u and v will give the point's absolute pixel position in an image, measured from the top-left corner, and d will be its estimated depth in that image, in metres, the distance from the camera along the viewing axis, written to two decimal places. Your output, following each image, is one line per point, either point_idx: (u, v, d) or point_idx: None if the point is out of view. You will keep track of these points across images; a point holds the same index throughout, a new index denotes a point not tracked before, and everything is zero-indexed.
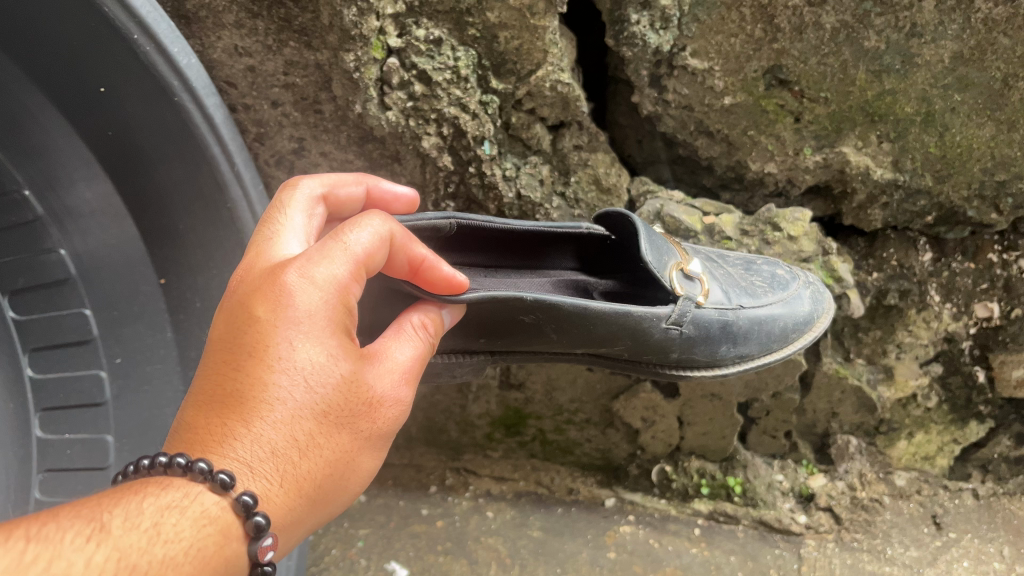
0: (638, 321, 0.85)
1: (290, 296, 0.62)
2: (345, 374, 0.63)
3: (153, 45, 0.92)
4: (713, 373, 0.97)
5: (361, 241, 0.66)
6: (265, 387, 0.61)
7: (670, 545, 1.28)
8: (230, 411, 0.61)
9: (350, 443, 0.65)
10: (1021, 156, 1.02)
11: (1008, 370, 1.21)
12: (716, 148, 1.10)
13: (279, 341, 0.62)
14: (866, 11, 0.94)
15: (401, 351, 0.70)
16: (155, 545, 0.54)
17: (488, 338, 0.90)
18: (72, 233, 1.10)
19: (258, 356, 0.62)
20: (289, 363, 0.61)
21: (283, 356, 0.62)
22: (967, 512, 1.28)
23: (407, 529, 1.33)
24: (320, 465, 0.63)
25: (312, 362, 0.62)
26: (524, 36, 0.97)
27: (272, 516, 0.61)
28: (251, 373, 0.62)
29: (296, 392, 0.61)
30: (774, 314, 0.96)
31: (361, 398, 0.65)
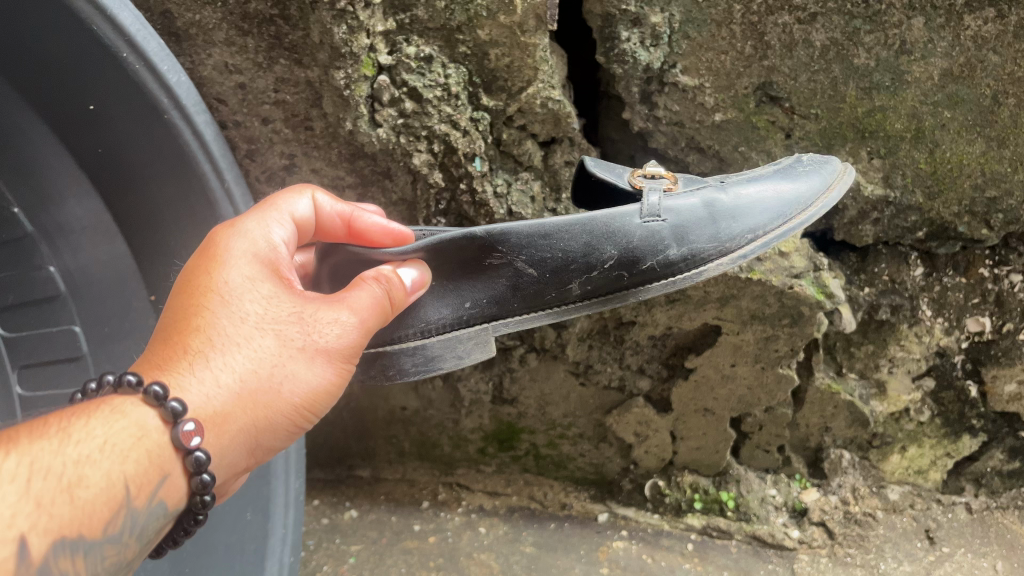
0: (605, 223, 0.83)
1: (215, 243, 0.75)
2: (260, 293, 0.72)
3: (143, 63, 0.92)
4: (734, 259, 0.86)
5: (299, 207, 0.82)
6: (191, 311, 0.71)
7: (663, 560, 1.27)
8: (166, 335, 0.71)
9: (279, 349, 0.71)
10: (1011, 172, 1.02)
11: (1000, 385, 1.23)
12: (707, 164, 1.09)
13: (203, 275, 0.73)
14: (855, 29, 0.95)
15: (353, 292, 0.75)
16: (65, 446, 0.61)
17: (473, 301, 0.88)
18: (62, 250, 1.09)
19: (199, 291, 0.72)
20: (220, 288, 0.72)
21: (217, 284, 0.72)
22: (960, 527, 1.28)
23: (400, 545, 1.33)
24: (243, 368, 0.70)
25: (241, 284, 0.72)
26: (514, 53, 0.97)
27: (197, 413, 0.68)
28: (183, 305, 0.72)
29: (222, 309, 0.71)
30: (773, 188, 0.88)
31: (282, 312, 0.72)
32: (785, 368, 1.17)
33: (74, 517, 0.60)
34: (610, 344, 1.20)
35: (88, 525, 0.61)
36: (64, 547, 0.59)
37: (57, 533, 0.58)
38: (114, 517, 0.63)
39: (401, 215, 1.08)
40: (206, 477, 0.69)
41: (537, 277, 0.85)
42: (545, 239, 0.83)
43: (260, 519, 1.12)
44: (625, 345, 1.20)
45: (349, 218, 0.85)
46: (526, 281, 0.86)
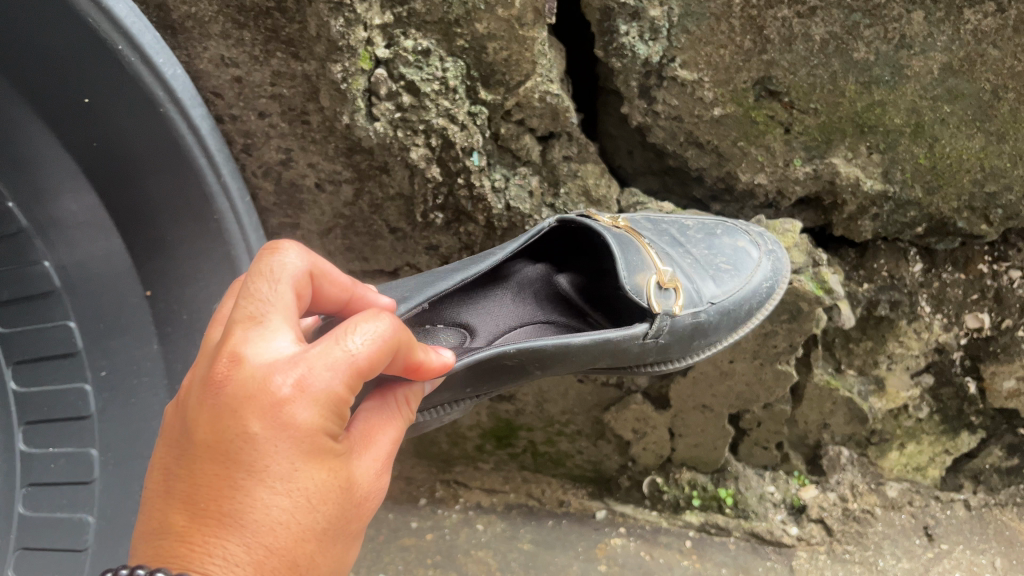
0: (619, 342, 0.85)
1: (286, 409, 0.56)
2: (334, 485, 0.59)
3: (139, 56, 0.92)
4: (686, 364, 0.98)
5: (354, 346, 0.57)
6: (255, 501, 0.55)
7: (661, 557, 1.29)
8: (213, 519, 0.55)
9: (327, 541, 0.60)
10: (1010, 167, 1.02)
11: (999, 381, 1.22)
12: (705, 159, 1.09)
13: (276, 456, 0.56)
14: (855, 23, 0.95)
15: (377, 436, 0.66)
16: None
17: (474, 385, 0.87)
18: (58, 244, 1.09)
19: (248, 466, 0.56)
20: (262, 468, 0.56)
21: (272, 471, 0.56)
22: (959, 523, 1.28)
23: (397, 542, 1.33)
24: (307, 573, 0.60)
25: (299, 474, 0.57)
26: (512, 47, 0.97)
27: None
28: (240, 484, 0.56)
29: (274, 505, 0.56)
30: (740, 299, 0.96)
31: (352, 500, 0.62)
32: (784, 364, 1.16)
33: None
34: None
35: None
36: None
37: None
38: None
39: (399, 209, 1.08)
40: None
41: (532, 373, 0.88)
42: (565, 354, 0.84)
43: None
44: None
45: (421, 363, 0.67)
46: (522, 373, 0.88)
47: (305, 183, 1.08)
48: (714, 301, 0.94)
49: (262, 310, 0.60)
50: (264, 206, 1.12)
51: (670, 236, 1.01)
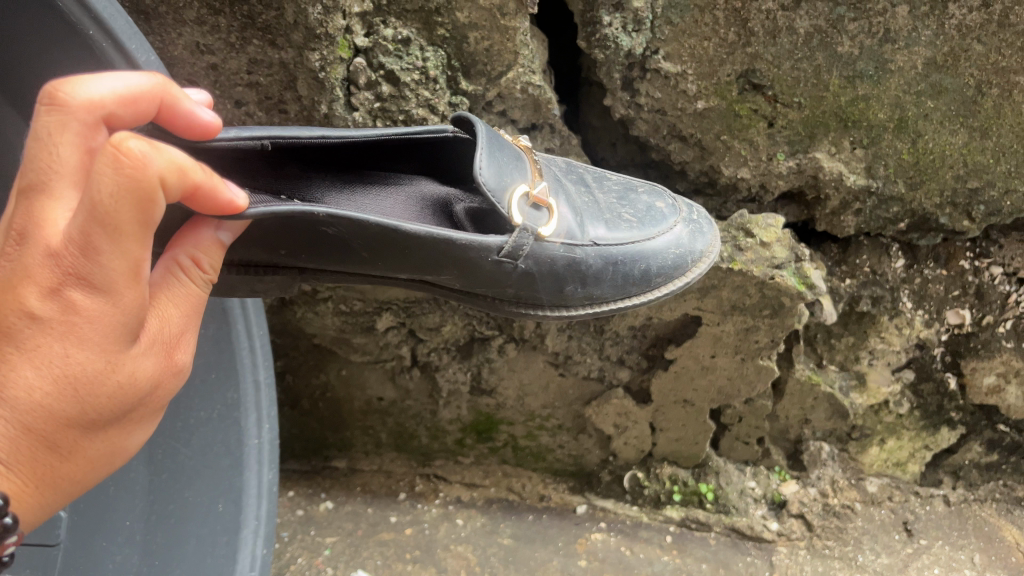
0: (464, 249, 0.72)
1: (63, 268, 0.51)
2: (119, 368, 0.55)
3: (110, 41, 0.89)
4: (558, 314, 0.85)
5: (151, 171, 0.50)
6: (25, 372, 0.52)
7: (641, 552, 1.26)
8: None
9: (118, 426, 0.59)
10: (993, 163, 1.02)
11: (979, 377, 1.22)
12: (688, 153, 1.08)
13: (39, 316, 0.52)
14: (839, 16, 0.93)
15: (168, 307, 0.59)
16: None
17: (290, 252, 0.75)
18: None
19: (18, 331, 0.52)
20: (43, 363, 0.52)
21: (43, 340, 0.52)
22: (938, 519, 1.29)
23: (375, 537, 1.31)
24: (83, 454, 0.58)
25: (81, 351, 0.53)
26: (494, 36, 0.95)
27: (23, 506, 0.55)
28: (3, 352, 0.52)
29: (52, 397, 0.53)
30: (635, 252, 0.84)
31: (138, 390, 0.58)
32: (766, 360, 1.16)
33: None
34: (590, 335, 1.18)
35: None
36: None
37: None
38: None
39: None
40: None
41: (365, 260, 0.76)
42: (396, 244, 0.71)
43: (231, 513, 1.09)
44: (606, 335, 1.18)
45: (200, 185, 0.55)
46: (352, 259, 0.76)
47: None
48: (599, 241, 0.82)
49: (49, 168, 0.52)
50: None
51: (579, 178, 0.92)
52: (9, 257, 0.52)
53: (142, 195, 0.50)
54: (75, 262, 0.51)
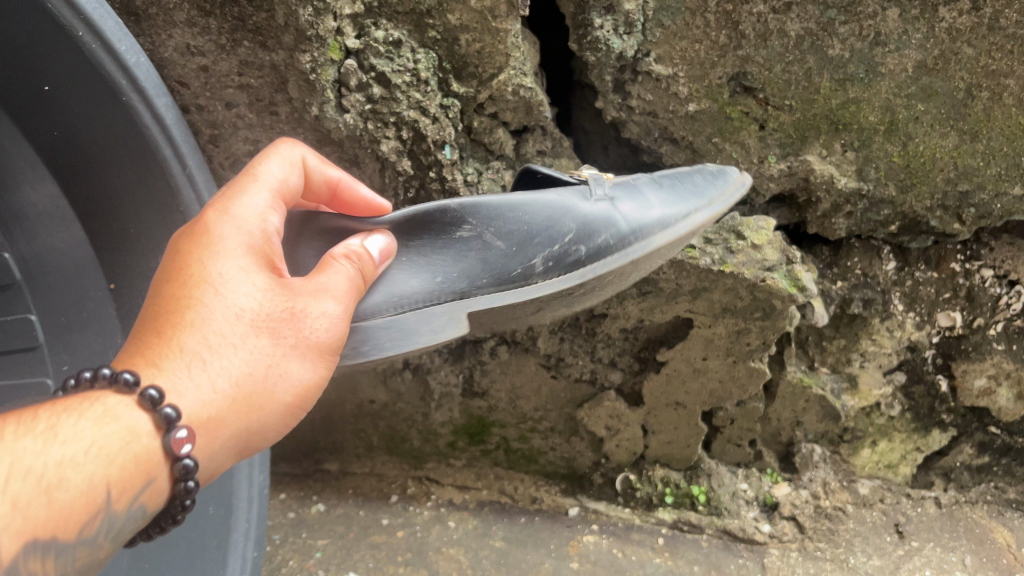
0: (562, 195, 0.83)
1: (212, 228, 0.68)
2: (257, 287, 0.66)
3: (100, 43, 0.89)
4: (689, 218, 0.84)
5: (273, 167, 0.74)
6: (185, 302, 0.65)
7: (633, 555, 1.26)
8: (153, 329, 0.65)
9: (273, 348, 0.66)
10: (983, 166, 1.02)
11: (970, 380, 1.22)
12: (680, 155, 1.08)
13: (197, 266, 0.66)
14: (830, 19, 0.94)
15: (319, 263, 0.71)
16: (50, 447, 0.56)
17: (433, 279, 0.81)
18: (18, 237, 1.09)
19: (184, 279, 0.66)
20: (202, 280, 0.65)
21: (198, 276, 0.66)
22: (929, 521, 1.29)
23: (367, 539, 1.31)
24: (236, 367, 0.65)
25: (228, 274, 0.66)
26: (485, 39, 0.95)
27: (189, 415, 0.63)
28: (172, 296, 0.66)
29: (205, 311, 0.65)
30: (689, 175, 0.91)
31: (277, 307, 0.66)
32: (757, 362, 1.16)
33: (49, 522, 0.55)
34: (582, 336, 1.19)
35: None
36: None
37: (39, 534, 0.55)
38: (94, 525, 0.59)
39: None
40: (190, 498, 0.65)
41: (504, 250, 0.82)
42: (512, 212, 0.81)
43: (222, 515, 1.10)
44: (597, 337, 1.18)
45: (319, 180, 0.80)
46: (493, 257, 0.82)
47: None
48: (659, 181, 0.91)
49: None
50: None
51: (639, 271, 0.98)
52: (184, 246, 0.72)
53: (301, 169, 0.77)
54: (217, 213, 0.69)
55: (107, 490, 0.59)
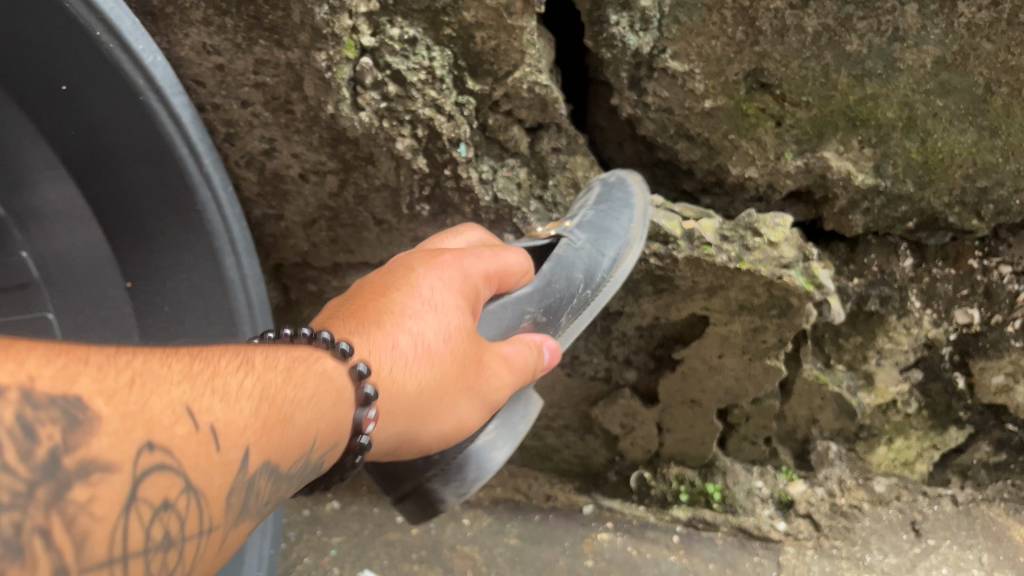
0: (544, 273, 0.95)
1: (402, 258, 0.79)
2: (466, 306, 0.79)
3: (118, 43, 0.90)
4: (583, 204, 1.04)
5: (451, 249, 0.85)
6: (404, 311, 0.72)
7: (648, 552, 1.27)
8: (363, 314, 0.71)
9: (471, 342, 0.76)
10: (1003, 162, 1.01)
11: (988, 377, 1.21)
12: (696, 152, 1.08)
13: (421, 279, 0.76)
14: (848, 14, 0.93)
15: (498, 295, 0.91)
16: (251, 378, 0.51)
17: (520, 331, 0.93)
18: (37, 236, 1.11)
19: (403, 296, 0.74)
20: (421, 296, 0.74)
21: (430, 292, 0.75)
22: (947, 519, 1.28)
23: (382, 537, 1.31)
24: (446, 365, 0.73)
25: (440, 295, 0.75)
26: (500, 36, 0.95)
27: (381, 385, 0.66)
28: (387, 314, 0.72)
29: (396, 308, 0.72)
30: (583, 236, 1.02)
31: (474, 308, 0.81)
32: (774, 360, 1.14)
33: (278, 446, 0.51)
34: (597, 335, 1.19)
35: (206, 514, 0.45)
36: (231, 498, 0.47)
37: (267, 458, 0.50)
38: (296, 466, 0.55)
39: (383, 200, 1.06)
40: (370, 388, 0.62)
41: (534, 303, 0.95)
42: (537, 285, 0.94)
43: None
44: (612, 335, 1.18)
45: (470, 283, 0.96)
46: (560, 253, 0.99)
47: (289, 174, 1.06)
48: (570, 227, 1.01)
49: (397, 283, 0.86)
50: (248, 196, 1.11)
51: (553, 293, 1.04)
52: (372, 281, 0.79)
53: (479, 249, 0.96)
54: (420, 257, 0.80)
55: (316, 435, 0.56)
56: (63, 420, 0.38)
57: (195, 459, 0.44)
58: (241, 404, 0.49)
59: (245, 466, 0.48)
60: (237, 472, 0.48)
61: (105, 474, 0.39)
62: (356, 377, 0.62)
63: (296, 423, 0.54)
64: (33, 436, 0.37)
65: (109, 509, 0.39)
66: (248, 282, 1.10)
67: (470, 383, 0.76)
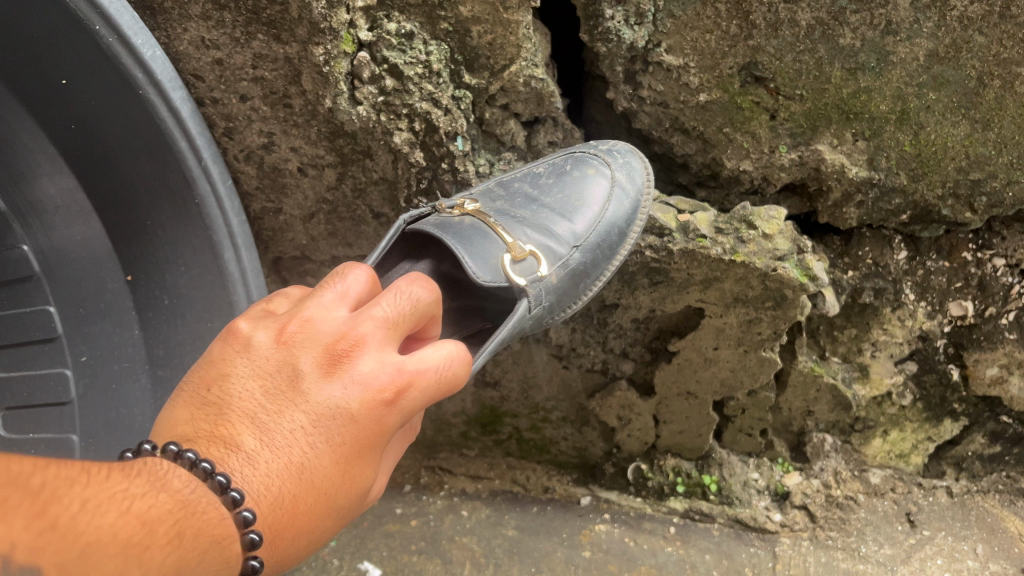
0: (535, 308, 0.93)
1: (319, 320, 0.65)
2: (356, 412, 0.62)
3: (117, 37, 0.92)
4: (590, 204, 1.00)
5: (384, 311, 0.66)
6: (284, 416, 0.62)
7: (645, 543, 1.28)
8: (225, 423, 0.62)
9: (359, 447, 0.64)
10: (995, 154, 1.02)
11: (982, 369, 1.22)
12: (691, 146, 1.09)
13: (315, 378, 0.63)
14: (841, 8, 0.94)
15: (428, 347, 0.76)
16: (122, 514, 0.52)
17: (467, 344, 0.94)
18: (36, 229, 1.11)
19: (292, 391, 0.63)
20: (310, 391, 0.62)
21: (318, 395, 0.62)
22: (941, 510, 1.29)
23: (382, 528, 1.32)
24: (321, 469, 0.62)
25: (345, 391, 0.62)
26: (497, 30, 0.96)
27: (263, 510, 0.60)
28: (275, 408, 0.62)
29: (286, 434, 0.61)
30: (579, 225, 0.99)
31: (369, 430, 0.63)
32: (769, 352, 1.16)
33: None
34: (593, 327, 1.20)
35: None
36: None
37: None
38: None
39: (381, 193, 1.07)
40: (256, 562, 0.60)
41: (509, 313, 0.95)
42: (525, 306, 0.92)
43: None
44: (608, 328, 1.19)
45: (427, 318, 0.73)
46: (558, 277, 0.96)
47: (287, 168, 1.07)
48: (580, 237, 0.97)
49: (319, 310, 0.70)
50: (246, 189, 1.11)
51: (524, 196, 1.02)
52: (278, 358, 0.64)
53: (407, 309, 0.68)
54: (344, 344, 0.64)
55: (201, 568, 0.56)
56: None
57: None
58: (109, 535, 0.50)
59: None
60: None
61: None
62: (241, 525, 0.58)
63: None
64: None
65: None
66: (247, 274, 1.12)
67: (351, 513, 0.67)
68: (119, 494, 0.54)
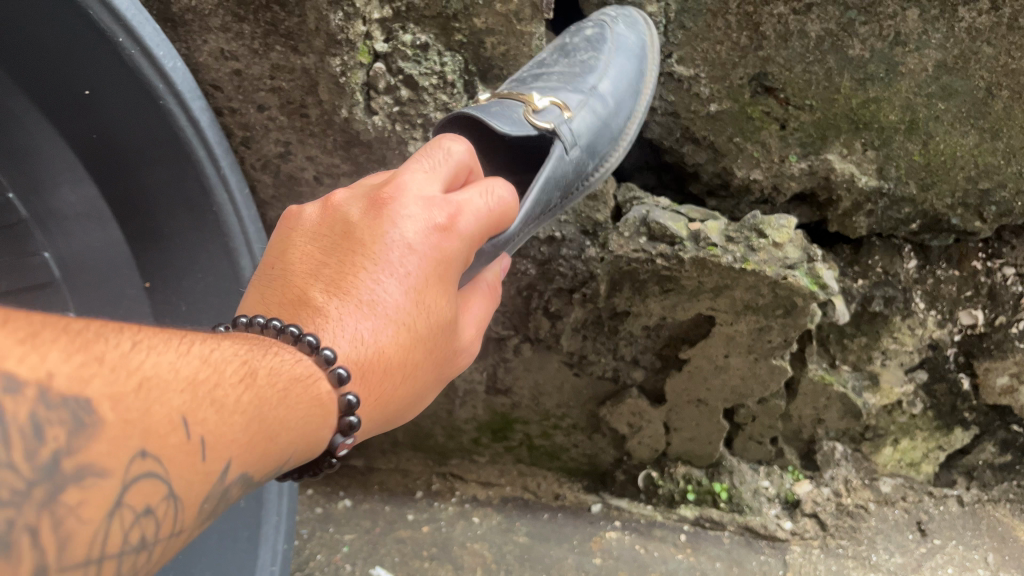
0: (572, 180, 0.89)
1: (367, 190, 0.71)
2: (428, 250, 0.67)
3: (139, 48, 0.94)
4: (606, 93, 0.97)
5: (423, 164, 0.72)
6: (360, 268, 0.66)
7: (656, 550, 1.28)
8: (301, 292, 0.66)
9: (437, 283, 0.67)
10: (1004, 164, 1.02)
11: (992, 378, 1.22)
12: (702, 154, 1.10)
13: (380, 226, 0.67)
14: (850, 19, 0.96)
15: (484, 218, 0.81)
16: (181, 357, 0.51)
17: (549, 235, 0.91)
18: (56, 235, 1.14)
19: (359, 244, 0.67)
20: (379, 238, 0.66)
21: (383, 237, 0.66)
22: (952, 519, 1.29)
23: (393, 534, 1.33)
24: (407, 306, 0.66)
25: (409, 229, 0.66)
26: (510, 41, 0.99)
27: (352, 360, 0.63)
28: (352, 265, 0.66)
29: (370, 286, 0.65)
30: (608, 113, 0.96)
31: (441, 265, 0.67)
32: (779, 359, 1.16)
33: (223, 416, 0.51)
34: (604, 335, 1.21)
35: (159, 467, 0.46)
36: (206, 507, 0.51)
37: (214, 426, 0.50)
38: (271, 454, 0.55)
39: None
40: (355, 419, 0.62)
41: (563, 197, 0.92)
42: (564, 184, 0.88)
43: (254, 506, 1.18)
44: (619, 335, 1.20)
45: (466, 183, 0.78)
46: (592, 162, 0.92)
47: (303, 176, 1.08)
48: (598, 86, 0.96)
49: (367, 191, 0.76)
50: (263, 198, 1.13)
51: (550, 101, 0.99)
52: (342, 229, 0.69)
53: (449, 163, 0.74)
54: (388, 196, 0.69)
55: (282, 408, 0.56)
56: (71, 422, 0.42)
57: (135, 415, 0.45)
58: (167, 370, 0.49)
59: (223, 479, 0.51)
60: (224, 478, 0.51)
61: (98, 479, 0.43)
62: (337, 382, 0.61)
63: (286, 423, 0.57)
64: (40, 436, 0.41)
65: (94, 512, 0.43)
66: None
67: (441, 357, 0.71)
68: (174, 338, 0.52)
